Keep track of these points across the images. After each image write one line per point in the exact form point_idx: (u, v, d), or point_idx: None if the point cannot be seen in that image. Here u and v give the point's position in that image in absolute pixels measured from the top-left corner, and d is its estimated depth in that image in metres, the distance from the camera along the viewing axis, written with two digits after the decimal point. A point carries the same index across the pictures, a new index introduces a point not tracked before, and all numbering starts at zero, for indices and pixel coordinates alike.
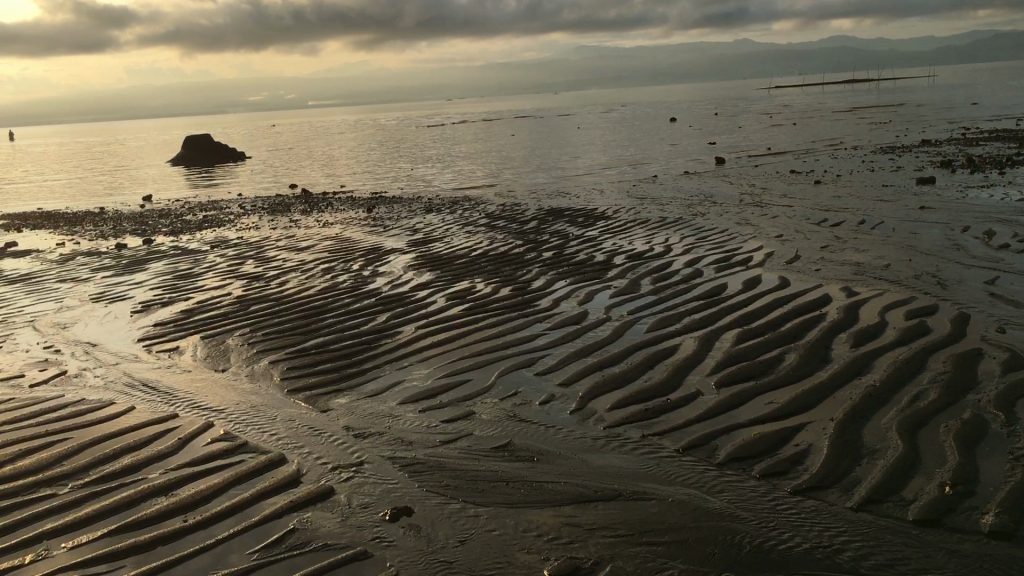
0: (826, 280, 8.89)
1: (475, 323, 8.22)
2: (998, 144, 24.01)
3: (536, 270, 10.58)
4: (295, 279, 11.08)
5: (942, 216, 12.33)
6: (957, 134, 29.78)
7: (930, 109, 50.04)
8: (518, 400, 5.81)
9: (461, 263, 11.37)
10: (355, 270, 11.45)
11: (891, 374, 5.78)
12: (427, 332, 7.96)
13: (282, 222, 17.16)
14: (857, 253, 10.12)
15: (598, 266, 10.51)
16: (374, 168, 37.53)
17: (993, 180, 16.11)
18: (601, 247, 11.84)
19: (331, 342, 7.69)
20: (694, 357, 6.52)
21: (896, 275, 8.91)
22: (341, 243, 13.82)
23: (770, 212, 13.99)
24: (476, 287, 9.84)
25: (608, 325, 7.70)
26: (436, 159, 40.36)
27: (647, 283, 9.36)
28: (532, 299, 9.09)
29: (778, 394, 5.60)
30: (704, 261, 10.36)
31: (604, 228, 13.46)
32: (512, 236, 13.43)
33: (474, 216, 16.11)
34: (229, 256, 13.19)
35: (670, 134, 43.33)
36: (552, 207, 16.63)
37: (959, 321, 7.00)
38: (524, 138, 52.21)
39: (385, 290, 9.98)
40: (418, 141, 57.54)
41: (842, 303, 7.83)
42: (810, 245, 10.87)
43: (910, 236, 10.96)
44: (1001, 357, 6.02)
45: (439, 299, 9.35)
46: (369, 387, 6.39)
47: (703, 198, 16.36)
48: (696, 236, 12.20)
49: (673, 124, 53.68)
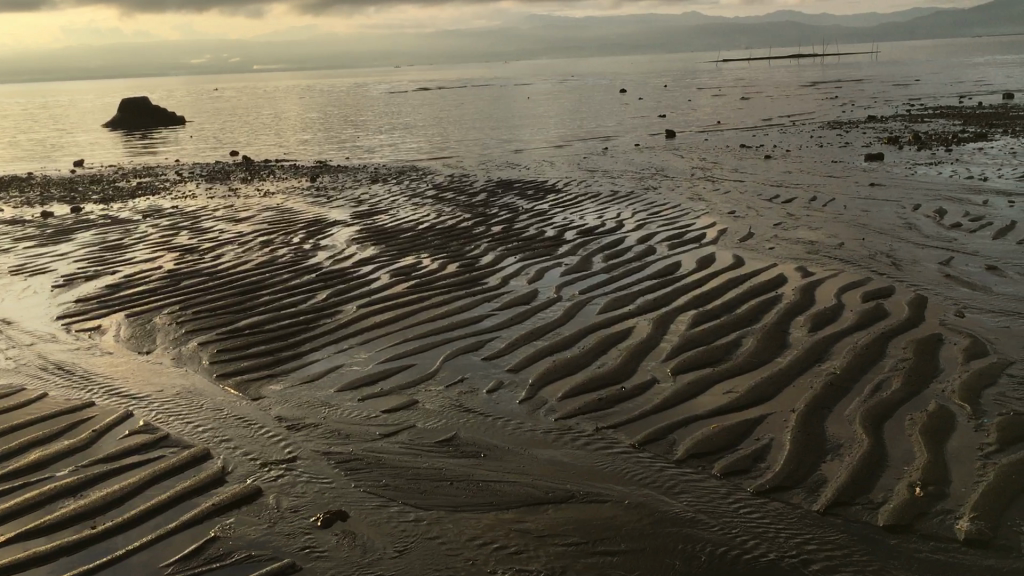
0: (780, 258, 8.69)
1: (420, 301, 7.86)
2: (943, 121, 24.15)
3: (484, 245, 10.23)
4: (232, 252, 10.59)
5: (893, 194, 12.23)
6: (903, 110, 29.98)
7: (873, 85, 50.62)
8: (464, 388, 5.49)
9: (406, 237, 10.98)
10: (295, 243, 10.98)
11: (851, 361, 5.57)
12: (369, 311, 7.58)
13: (220, 191, 16.54)
14: (810, 231, 9.95)
15: (547, 242, 10.21)
16: (320, 136, 36.69)
17: (941, 157, 16.11)
18: (551, 222, 11.52)
19: (266, 322, 7.28)
20: (648, 341, 6.26)
21: (850, 254, 8.74)
22: (282, 215, 13.31)
23: (721, 187, 13.78)
24: (421, 262, 9.47)
25: (558, 305, 7.40)
26: (383, 127, 39.64)
27: (599, 260, 9.07)
28: (480, 276, 8.74)
29: (735, 382, 5.36)
30: (656, 238, 10.10)
31: (554, 202, 13.14)
32: (459, 209, 13.06)
33: (421, 187, 15.68)
34: (163, 226, 12.61)
35: (620, 106, 43.11)
36: (500, 179, 16.25)
37: (917, 304, 6.83)
38: (474, 108, 51.56)
39: (326, 265, 9.56)
40: (364, 109, 56.48)
41: (798, 284, 7.62)
42: (763, 222, 10.68)
43: (863, 214, 10.83)
44: (962, 342, 5.85)
45: (382, 275, 8.96)
46: (306, 372, 6.01)
47: (654, 172, 16.14)
48: (648, 211, 11.93)
49: (622, 96, 53.41)
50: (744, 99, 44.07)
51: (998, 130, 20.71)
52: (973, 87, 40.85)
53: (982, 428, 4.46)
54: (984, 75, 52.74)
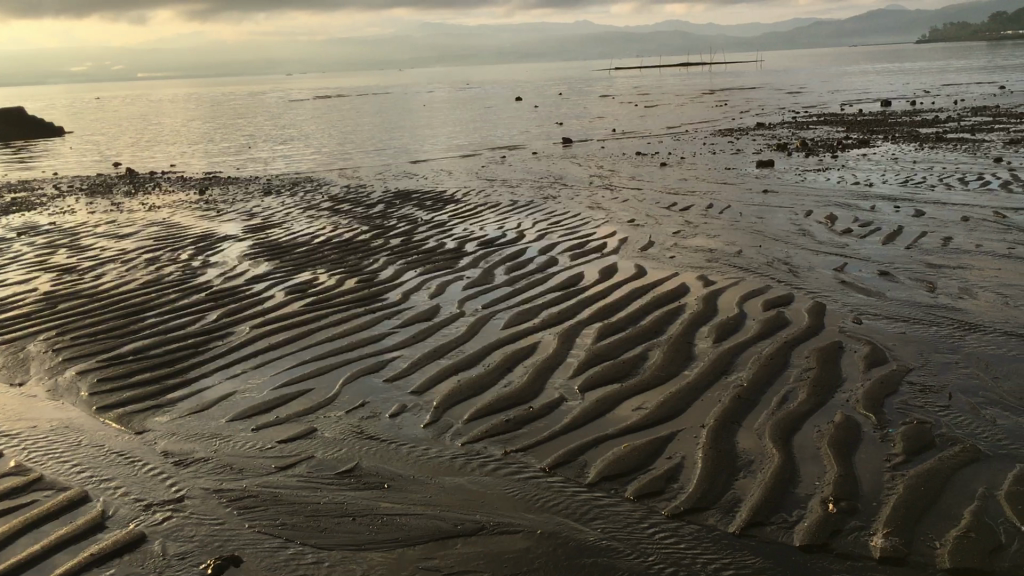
0: (680, 267, 8.71)
1: (317, 320, 7.57)
2: (827, 128, 24.93)
3: (382, 258, 9.96)
4: (115, 271, 10.06)
5: (785, 200, 12.48)
6: (788, 117, 30.90)
7: (759, 93, 52.22)
8: (366, 413, 5.26)
9: (301, 252, 10.62)
10: (183, 260, 10.50)
11: (757, 372, 5.56)
12: (264, 332, 7.25)
13: (103, 206, 15.78)
14: (708, 239, 10.03)
15: (448, 254, 10.01)
16: (210, 146, 35.61)
17: (828, 163, 16.58)
18: (451, 233, 11.33)
19: (152, 347, 6.87)
20: (554, 356, 6.14)
21: (749, 261, 8.83)
22: (169, 230, 12.74)
23: (620, 195, 13.83)
24: (317, 278, 9.15)
25: (461, 321, 7.22)
26: (276, 136, 38.75)
27: (501, 273, 8.92)
28: (380, 291, 8.49)
29: (644, 398, 5.27)
30: (558, 248, 10.02)
31: (453, 213, 12.95)
32: (356, 221, 12.74)
33: (316, 199, 15.27)
34: (40, 245, 11.91)
35: (515, 114, 43.27)
36: (398, 189, 15.99)
37: (816, 311, 6.90)
38: (369, 116, 50.99)
39: (217, 283, 9.15)
40: (256, 118, 55.20)
41: (700, 293, 7.63)
42: (662, 230, 10.73)
43: (758, 221, 10.99)
44: (862, 350, 5.91)
45: (277, 293, 8.61)
46: (195, 401, 5.67)
47: (552, 181, 16.11)
48: (548, 220, 11.86)
49: (518, 104, 53.60)
50: (638, 107, 44.80)
51: (879, 136, 21.49)
52: (853, 95, 42.46)
53: (888, 439, 4.48)
54: (861, 83, 55.08)
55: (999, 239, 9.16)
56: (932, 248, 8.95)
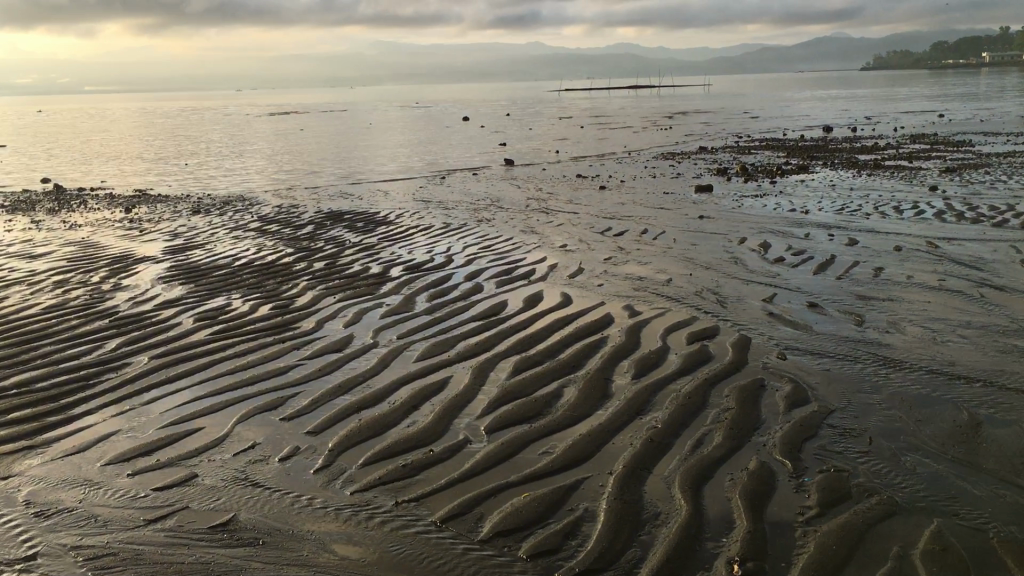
0: (607, 296, 8.47)
1: (221, 348, 7.17)
2: (768, 153, 25.04)
3: (302, 283, 9.56)
4: (17, 294, 9.52)
5: (719, 226, 12.35)
6: (731, 141, 31.08)
7: (705, 117, 52.70)
8: (255, 456, 4.90)
9: (218, 275, 10.17)
10: (92, 283, 10.00)
11: (674, 412, 5.30)
12: (163, 362, 6.82)
13: (20, 223, 15.13)
14: (638, 267, 9.82)
15: (371, 279, 9.67)
16: (147, 162, 34.82)
17: (765, 189, 16.54)
18: (378, 257, 10.96)
19: (38, 379, 6.41)
20: (464, 394, 5.82)
21: (677, 291, 8.62)
22: (84, 250, 12.19)
23: (555, 219, 13.60)
24: (229, 304, 8.72)
25: (373, 353, 6.87)
26: (215, 153, 38.00)
27: (422, 300, 8.59)
28: (294, 318, 8.10)
29: (552, 440, 4.98)
30: (485, 274, 9.73)
31: (383, 235, 12.59)
32: (282, 242, 12.34)
33: (244, 218, 14.80)
34: None
35: (461, 135, 43.01)
36: (331, 209, 15.60)
37: (740, 345, 6.69)
38: (313, 134, 50.35)
39: (123, 308, 8.69)
40: (197, 134, 54.17)
41: (624, 325, 7.38)
42: (593, 256, 10.51)
43: (690, 248, 10.82)
44: (784, 388, 5.69)
45: (185, 319, 8.18)
46: (71, 441, 5.25)
47: (489, 203, 15.85)
48: (480, 244, 11.56)
49: (467, 124, 53.44)
50: (586, 128, 44.91)
51: (817, 162, 21.59)
52: (796, 121, 43.01)
53: (802, 489, 4.24)
54: (803, 109, 55.92)
55: (930, 271, 9.07)
56: (863, 279, 8.82)
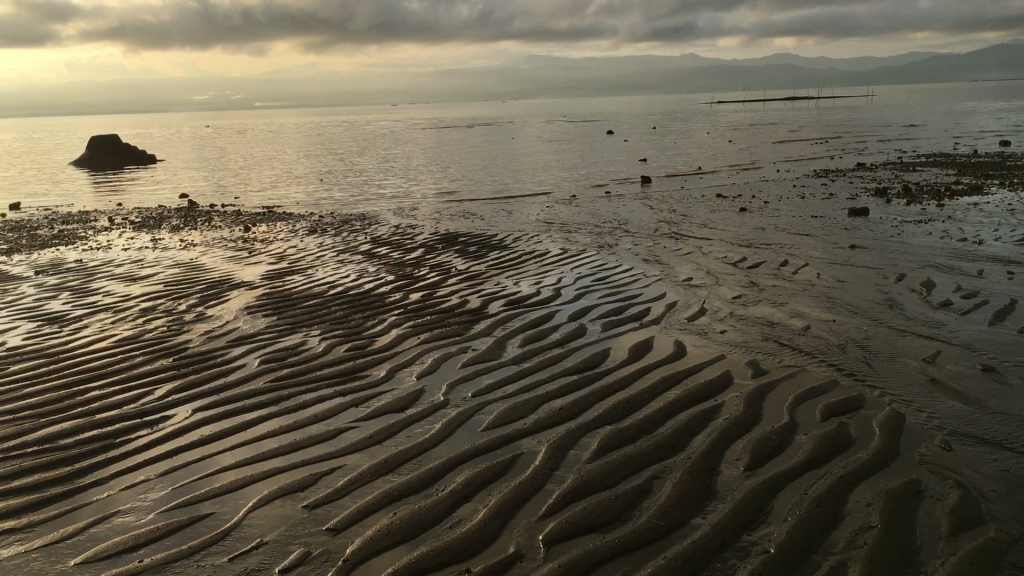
0: (729, 347, 7.18)
1: (276, 401, 6.31)
2: (937, 170, 22.76)
3: (388, 319, 8.68)
4: (98, 322, 9.07)
5: (873, 259, 10.76)
6: (896, 157, 28.60)
7: (865, 130, 49.53)
8: (254, 565, 3.96)
9: (306, 306, 9.45)
10: (177, 312, 9.44)
11: (795, 531, 4.02)
12: (206, 417, 6.01)
13: (140, 241, 15.04)
14: (772, 309, 8.45)
15: (466, 316, 8.70)
16: (290, 176, 35.34)
17: (930, 213, 14.66)
18: (480, 288, 10.00)
19: (64, 436, 5.71)
20: (532, 482, 4.70)
21: (816, 342, 7.25)
22: (185, 273, 11.77)
23: (684, 247, 12.27)
24: (303, 343, 7.89)
25: (437, 417, 5.82)
26: (357, 167, 38.27)
27: (514, 345, 7.53)
28: (367, 363, 7.20)
29: (628, 562, 3.81)
30: (592, 313, 8.56)
31: (492, 262, 11.64)
32: (385, 268, 11.58)
33: (357, 240, 14.20)
34: (47, 287, 11.08)
35: (605, 150, 41.89)
36: (447, 231, 14.81)
37: (890, 428, 5.29)
38: (458, 148, 50.37)
39: (196, 344, 8.06)
40: (345, 148, 55.24)
41: (745, 389, 6.07)
42: (720, 294, 9.20)
43: (836, 286, 9.35)
44: (948, 499, 4.31)
45: (252, 360, 7.40)
46: (59, 525, 4.45)
47: (615, 226, 14.68)
48: (594, 275, 10.42)
49: (610, 138, 52.25)
50: (735, 142, 43.03)
51: (993, 181, 19.29)
52: (969, 135, 39.66)
53: None
54: (977, 121, 51.71)
55: None
56: None
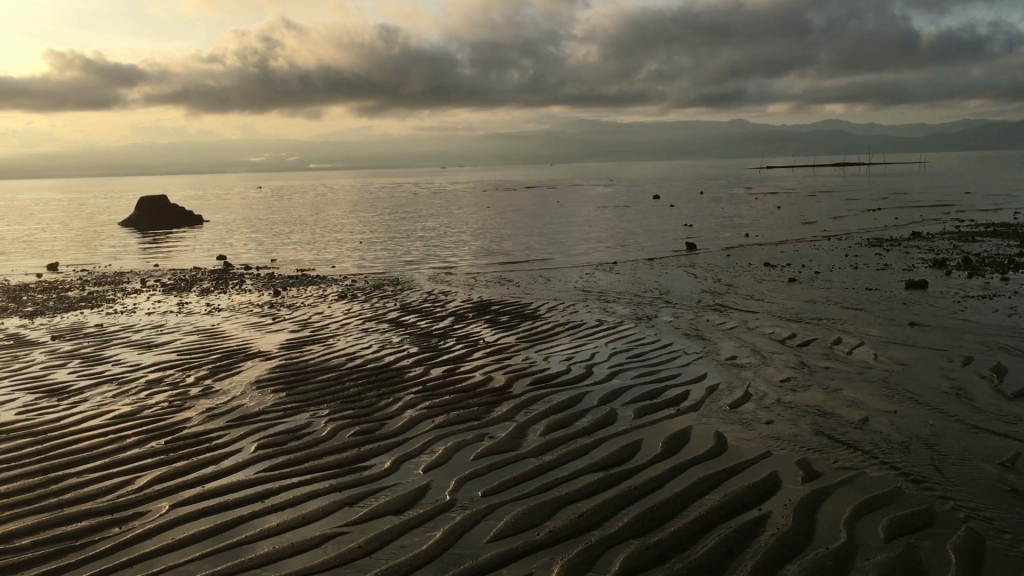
0: (777, 441, 6.39)
1: (264, 496, 5.64)
2: (999, 241, 21.73)
3: (404, 398, 8.04)
4: (100, 395, 8.57)
5: (936, 339, 9.91)
6: (954, 226, 27.52)
7: (919, 197, 48.30)
8: None
9: (321, 380, 8.86)
10: (183, 385, 8.89)
11: None
12: (184, 514, 5.37)
13: (166, 305, 14.65)
14: (824, 395, 7.66)
15: (487, 396, 8.02)
16: (332, 237, 35.21)
17: (995, 288, 13.74)
18: (506, 364, 9.34)
19: (23, 535, 5.12)
20: None
21: (876, 438, 6.43)
22: (203, 341, 11.28)
23: (728, 321, 11.52)
24: (308, 425, 7.25)
25: (441, 522, 5.12)
26: (400, 229, 38.14)
27: (536, 433, 6.81)
28: (373, 451, 6.53)
29: None
30: (626, 396, 7.82)
31: (523, 334, 10.99)
32: (410, 339, 10.98)
33: (386, 307, 13.66)
34: (59, 354, 10.65)
35: (652, 214, 41.32)
36: (480, 298, 14.22)
37: (968, 554, 4.48)
38: (502, 211, 50.16)
39: (196, 423, 7.48)
40: (391, 209, 55.37)
41: (795, 497, 5.29)
42: (767, 376, 8.42)
43: (896, 370, 8.52)
44: None
45: (248, 445, 6.78)
46: None
47: (656, 296, 13.96)
48: (630, 351, 9.70)
49: (655, 203, 51.64)
50: (784, 208, 42.15)
51: None
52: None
53: None
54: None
55: None
56: None
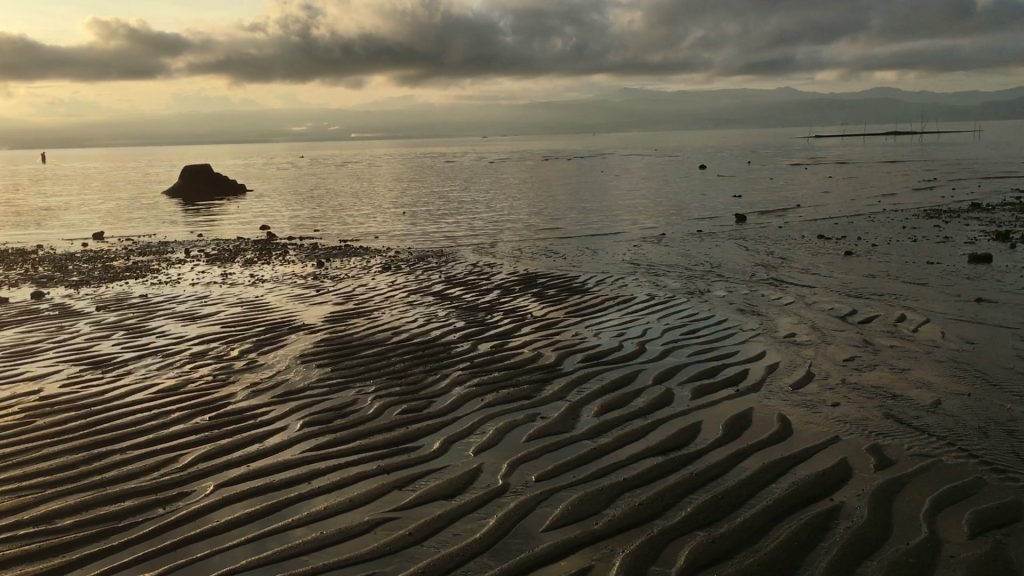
0: (844, 425, 6.06)
1: (310, 477, 5.45)
2: None
3: (452, 375, 7.81)
4: (144, 368, 8.45)
5: (1006, 316, 9.45)
6: (1014, 197, 26.62)
7: (974, 168, 46.96)
8: None
9: (366, 355, 8.67)
10: (228, 359, 8.75)
11: None
12: (229, 496, 5.19)
13: (210, 275, 14.58)
14: (890, 376, 7.29)
15: (536, 373, 7.77)
16: (375, 208, 35.08)
17: None
18: (555, 339, 9.07)
19: (66, 515, 4.98)
20: None
21: (950, 423, 6.07)
22: (247, 313, 11.15)
23: (784, 296, 11.13)
24: (354, 402, 7.06)
25: (493, 508, 4.89)
26: (442, 200, 37.91)
27: (589, 414, 6.54)
28: (420, 431, 6.30)
29: None
30: (681, 375, 7.52)
31: (571, 309, 10.70)
32: (456, 312, 10.76)
33: (431, 279, 13.44)
34: (104, 325, 10.58)
35: (698, 185, 40.63)
36: (526, 271, 13.96)
37: None
38: (546, 181, 49.73)
39: (240, 399, 7.32)
40: (433, 179, 55.16)
41: (869, 487, 4.98)
42: (829, 355, 8.07)
43: (965, 349, 8.10)
44: None
45: (293, 423, 6.60)
46: None
47: (707, 269, 13.59)
48: (684, 327, 9.37)
49: (701, 173, 50.87)
50: (833, 179, 41.24)
51: None
52: None
53: None
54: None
55: None
56: None
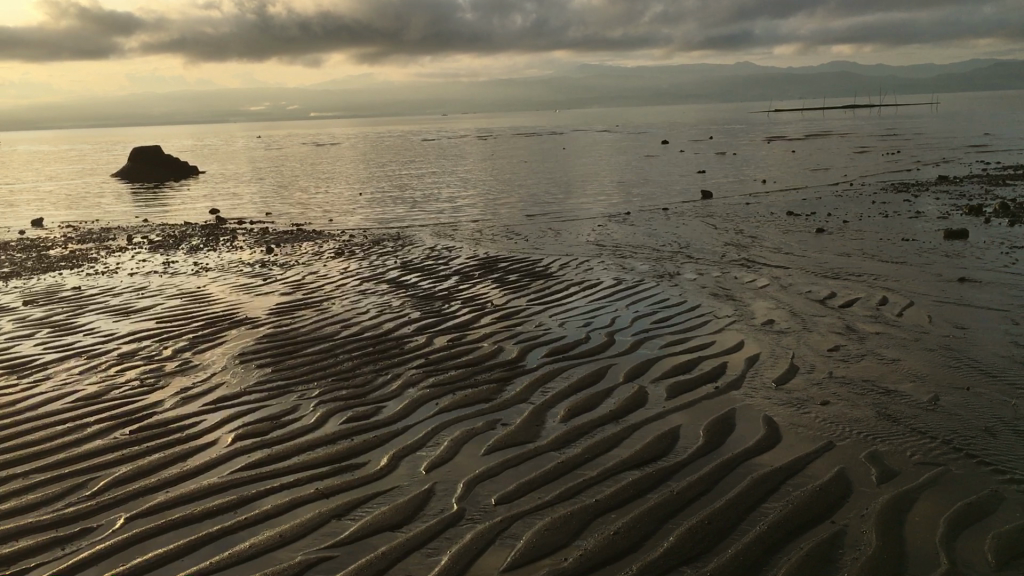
0: (837, 428, 5.47)
1: (237, 505, 4.74)
2: None
3: (404, 374, 7.13)
4: (65, 371, 7.67)
5: (991, 297, 8.95)
6: (982, 170, 26.33)
7: (937, 140, 46.77)
8: None
9: (312, 353, 7.95)
10: (159, 360, 7.97)
11: None
12: (142, 531, 4.47)
13: (151, 264, 13.71)
14: (879, 368, 6.72)
15: (497, 371, 7.10)
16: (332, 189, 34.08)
17: None
18: (517, 331, 8.42)
19: None
20: None
21: (952, 423, 5.51)
22: (186, 306, 10.36)
23: (758, 278, 10.57)
24: (294, 410, 6.34)
25: (450, 541, 4.24)
26: (402, 180, 36.98)
27: (554, 419, 5.90)
28: (366, 444, 5.61)
29: None
30: (654, 370, 6.89)
31: (534, 295, 10.05)
32: (411, 302, 10.05)
33: (385, 265, 12.71)
34: (27, 322, 9.73)
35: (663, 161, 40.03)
36: (486, 255, 13.26)
37: None
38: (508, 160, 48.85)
39: (168, 407, 6.56)
40: (394, 159, 54.08)
41: (875, 505, 4.39)
42: (811, 344, 7.49)
43: (954, 335, 7.57)
44: None
45: (224, 436, 5.88)
46: None
47: (674, 250, 12.98)
48: (654, 315, 8.75)
49: (665, 149, 50.28)
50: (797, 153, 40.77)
51: None
52: None
53: None
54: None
55: None
56: None
